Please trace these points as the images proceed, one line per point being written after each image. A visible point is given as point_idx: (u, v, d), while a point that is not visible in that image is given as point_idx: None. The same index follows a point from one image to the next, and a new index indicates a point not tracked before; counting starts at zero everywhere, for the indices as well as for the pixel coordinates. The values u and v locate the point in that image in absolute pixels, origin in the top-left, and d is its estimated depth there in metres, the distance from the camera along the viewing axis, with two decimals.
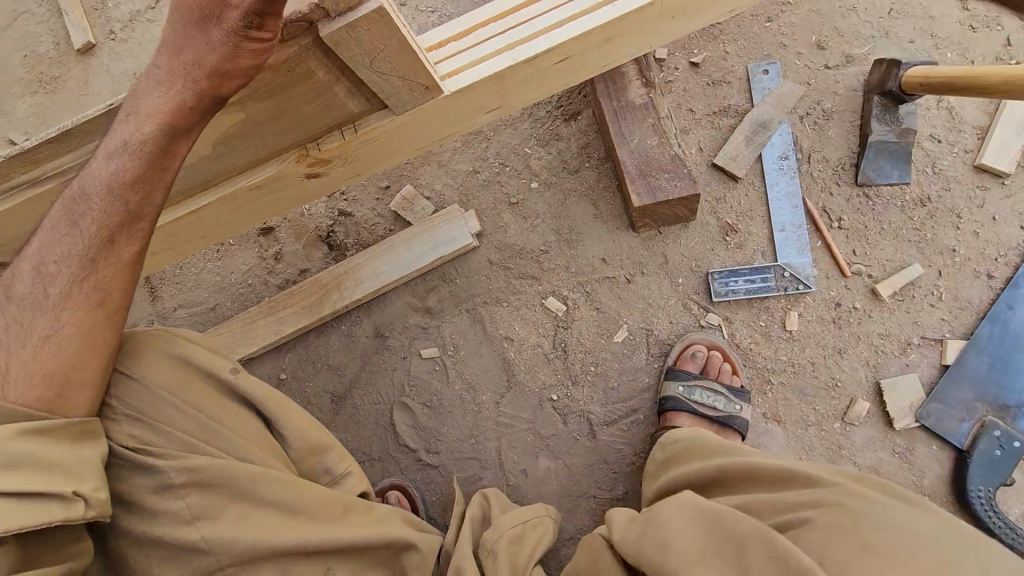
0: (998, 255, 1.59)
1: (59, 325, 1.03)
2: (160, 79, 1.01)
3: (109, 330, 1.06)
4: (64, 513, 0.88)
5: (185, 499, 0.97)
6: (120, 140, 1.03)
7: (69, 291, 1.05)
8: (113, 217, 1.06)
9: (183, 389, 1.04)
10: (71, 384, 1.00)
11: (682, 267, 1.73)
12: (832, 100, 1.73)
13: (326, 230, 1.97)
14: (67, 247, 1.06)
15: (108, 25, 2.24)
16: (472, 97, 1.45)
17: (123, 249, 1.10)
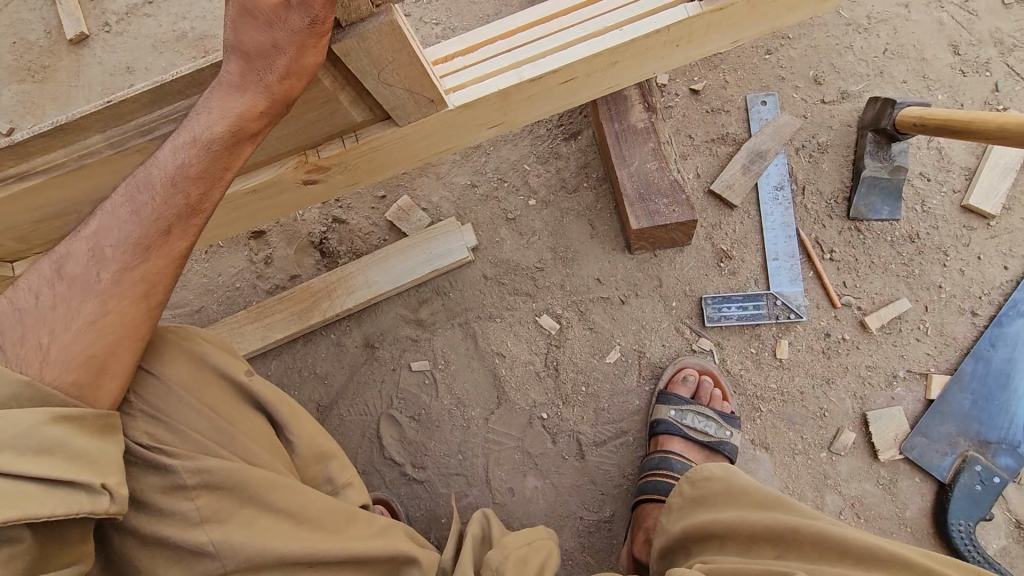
0: (982, 294, 1.63)
1: (105, 310, 0.99)
2: (232, 83, 0.98)
3: (148, 322, 1.03)
4: (89, 507, 0.86)
5: (196, 500, 0.96)
6: (187, 138, 1.01)
7: (120, 277, 1.01)
8: (172, 210, 1.04)
9: (197, 389, 1.04)
10: (106, 372, 0.97)
11: (676, 291, 1.74)
12: (827, 134, 1.77)
13: (319, 237, 1.94)
14: (124, 233, 1.02)
15: (103, 17, 2.20)
16: (476, 112, 1.45)
17: (177, 240, 1.06)
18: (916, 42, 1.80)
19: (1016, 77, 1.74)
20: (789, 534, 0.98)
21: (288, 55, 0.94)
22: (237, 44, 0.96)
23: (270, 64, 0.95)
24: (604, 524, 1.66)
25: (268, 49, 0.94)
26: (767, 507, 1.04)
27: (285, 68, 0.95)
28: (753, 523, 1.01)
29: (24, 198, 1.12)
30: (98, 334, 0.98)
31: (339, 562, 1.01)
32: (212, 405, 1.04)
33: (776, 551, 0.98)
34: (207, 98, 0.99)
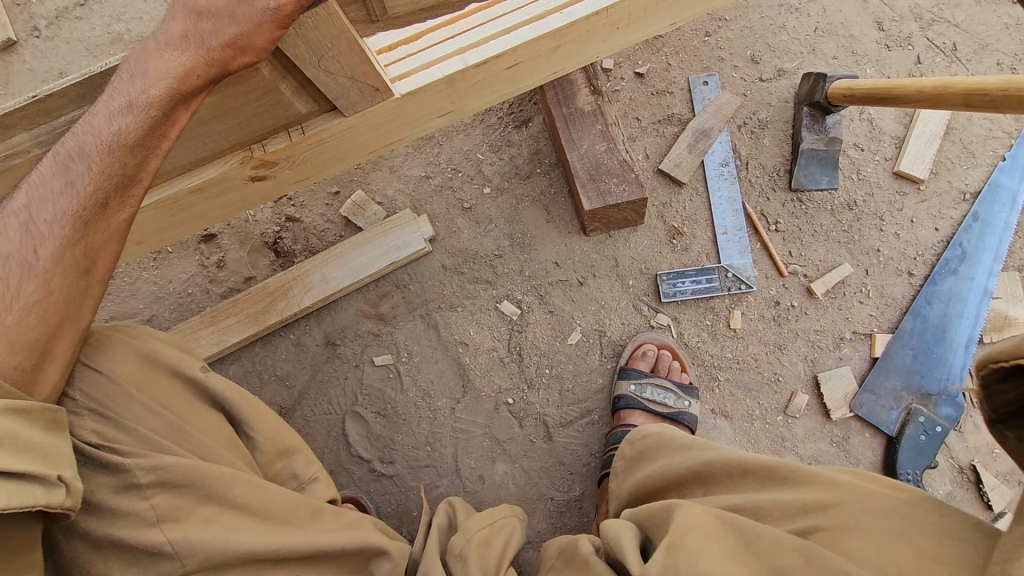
0: (917, 255, 1.72)
1: (50, 290, 0.96)
2: (173, 43, 0.95)
3: (86, 306, 1.02)
4: (45, 499, 0.81)
5: (150, 499, 0.93)
6: (122, 100, 0.95)
7: (60, 255, 0.97)
8: (111, 179, 0.98)
9: (151, 388, 1.02)
10: (49, 356, 0.95)
11: (632, 269, 1.78)
12: (766, 110, 1.83)
13: (272, 236, 1.91)
14: (61, 207, 0.97)
15: (32, 22, 2.11)
16: (422, 100, 1.45)
17: (120, 212, 1.02)
18: (843, 20, 1.89)
19: (937, 50, 1.84)
20: (707, 469, 1.00)
21: (237, 25, 0.91)
22: (194, 3, 0.94)
23: (220, 32, 0.92)
24: (574, 504, 1.68)
25: (225, 16, 0.92)
26: (694, 448, 1.07)
27: (231, 38, 0.91)
28: (677, 467, 1.05)
29: None
30: (35, 319, 0.94)
31: (303, 558, 0.98)
32: (168, 403, 1.02)
33: (701, 486, 1.01)
34: (147, 56, 0.95)
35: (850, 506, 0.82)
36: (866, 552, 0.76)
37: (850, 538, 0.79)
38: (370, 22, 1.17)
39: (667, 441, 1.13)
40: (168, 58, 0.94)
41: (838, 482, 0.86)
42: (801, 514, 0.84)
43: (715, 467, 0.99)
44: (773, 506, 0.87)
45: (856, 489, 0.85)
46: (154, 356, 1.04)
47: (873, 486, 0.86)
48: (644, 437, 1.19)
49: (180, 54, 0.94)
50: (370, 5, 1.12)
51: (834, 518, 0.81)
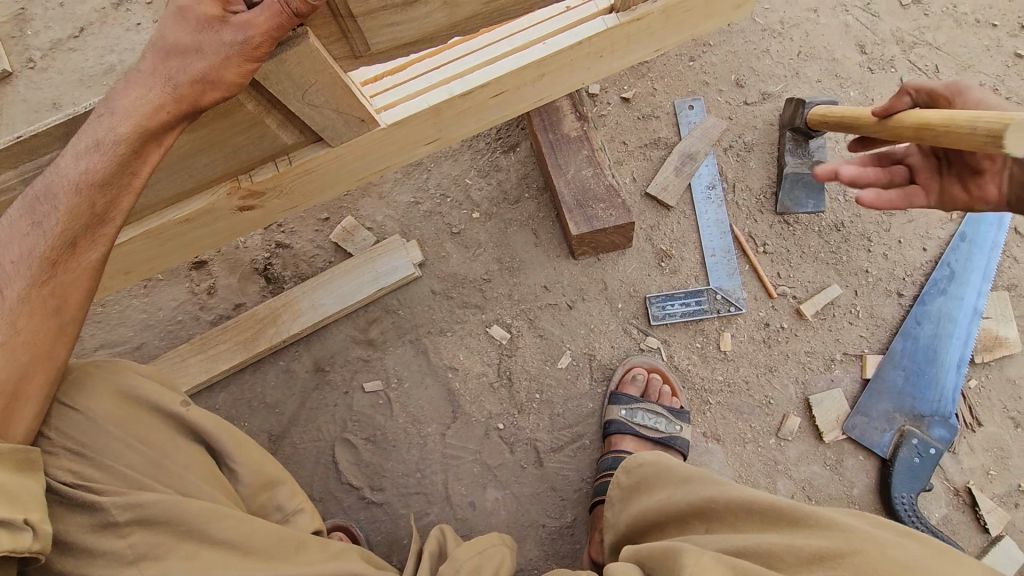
0: (906, 275, 1.72)
1: (17, 329, 0.95)
2: (142, 82, 0.96)
3: (62, 344, 1.00)
4: (10, 544, 0.79)
5: (128, 538, 0.91)
6: (90, 141, 0.95)
7: (29, 294, 0.97)
8: (78, 219, 0.98)
9: (130, 423, 1.02)
10: (20, 398, 0.94)
11: (621, 292, 1.78)
12: (752, 133, 1.85)
13: (262, 263, 1.91)
14: (30, 246, 0.96)
15: (26, 53, 2.14)
16: (408, 130, 1.46)
17: (89, 250, 1.02)
18: (826, 44, 1.91)
19: (919, 72, 1.86)
20: (712, 508, 1.03)
21: (205, 60, 0.92)
22: (160, 42, 0.95)
23: (186, 67, 0.93)
24: (567, 531, 1.66)
25: (192, 52, 0.93)
26: (698, 484, 1.10)
27: (199, 73, 0.93)
28: (680, 503, 1.08)
29: None
30: (7, 359, 0.94)
31: None
32: (149, 438, 1.02)
33: (704, 524, 1.04)
34: (115, 96, 0.96)
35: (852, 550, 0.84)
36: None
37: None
38: (353, 58, 1.20)
39: (671, 475, 1.17)
40: (138, 96, 0.95)
41: (846, 526, 0.88)
42: (806, 556, 0.86)
43: (720, 504, 1.02)
44: (782, 549, 0.88)
45: (865, 535, 0.87)
46: (132, 391, 1.03)
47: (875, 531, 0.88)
48: (640, 467, 1.24)
49: (147, 91, 0.95)
50: (353, 41, 1.15)
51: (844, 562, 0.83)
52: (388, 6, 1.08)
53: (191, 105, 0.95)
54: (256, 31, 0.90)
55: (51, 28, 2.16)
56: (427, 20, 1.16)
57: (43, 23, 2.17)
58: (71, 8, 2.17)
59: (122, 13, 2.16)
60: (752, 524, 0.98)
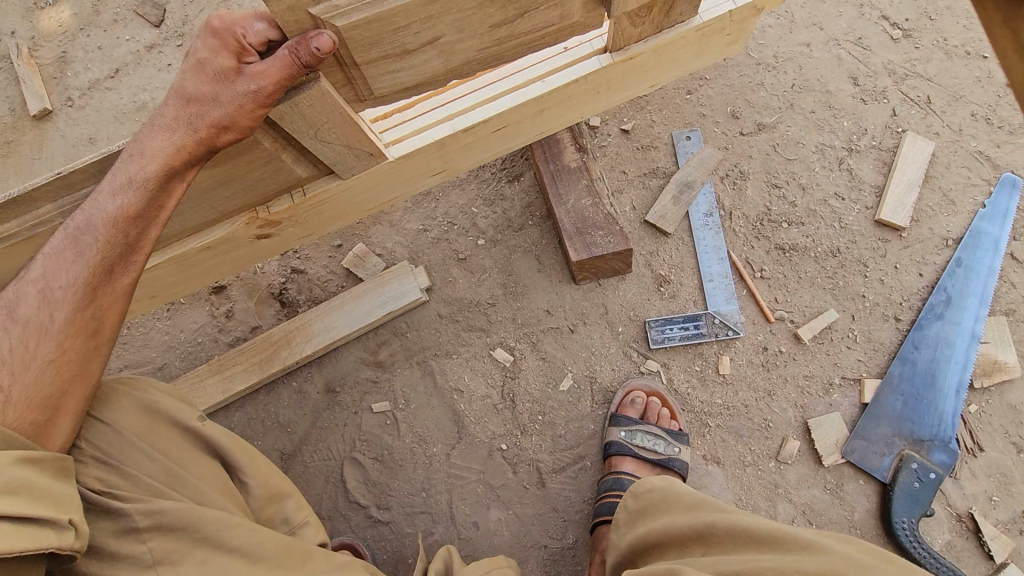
0: (903, 300, 1.75)
1: (63, 349, 1.03)
2: (164, 125, 1.04)
3: (96, 361, 1.09)
4: (58, 541, 0.86)
5: (148, 542, 0.98)
6: (124, 178, 1.03)
7: (72, 318, 1.04)
8: (114, 249, 1.05)
9: (150, 435, 1.09)
10: (60, 411, 1.02)
11: (621, 316, 1.83)
12: (748, 162, 1.91)
13: (278, 287, 2.01)
14: (72, 274, 1.03)
15: (66, 93, 2.30)
16: (416, 162, 1.56)
17: (123, 276, 1.09)
18: (819, 77, 1.98)
19: (911, 103, 1.92)
20: (712, 530, 1.08)
21: (221, 107, 1.02)
22: (180, 90, 1.04)
23: (204, 114, 1.03)
24: (568, 552, 1.68)
25: (209, 100, 1.03)
26: (702, 509, 1.15)
27: (216, 119, 1.03)
28: (681, 525, 1.12)
29: None
30: (49, 376, 1.01)
31: None
32: (167, 450, 1.09)
33: (703, 547, 1.07)
34: (143, 137, 1.04)
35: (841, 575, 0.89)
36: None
37: None
38: (360, 101, 1.28)
39: (674, 499, 1.21)
40: (160, 139, 1.03)
41: (832, 550, 0.95)
42: None
43: (722, 526, 1.07)
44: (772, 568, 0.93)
45: (851, 561, 0.93)
46: (159, 406, 1.12)
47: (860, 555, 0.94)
48: (648, 491, 1.27)
49: (169, 134, 1.03)
50: (357, 87, 1.23)
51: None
52: (389, 55, 1.16)
53: (209, 145, 1.04)
54: (268, 81, 1.00)
55: (89, 69, 2.32)
56: (425, 65, 1.24)
57: (81, 64, 2.33)
58: (108, 51, 2.34)
59: (155, 54, 2.31)
60: (748, 548, 1.02)
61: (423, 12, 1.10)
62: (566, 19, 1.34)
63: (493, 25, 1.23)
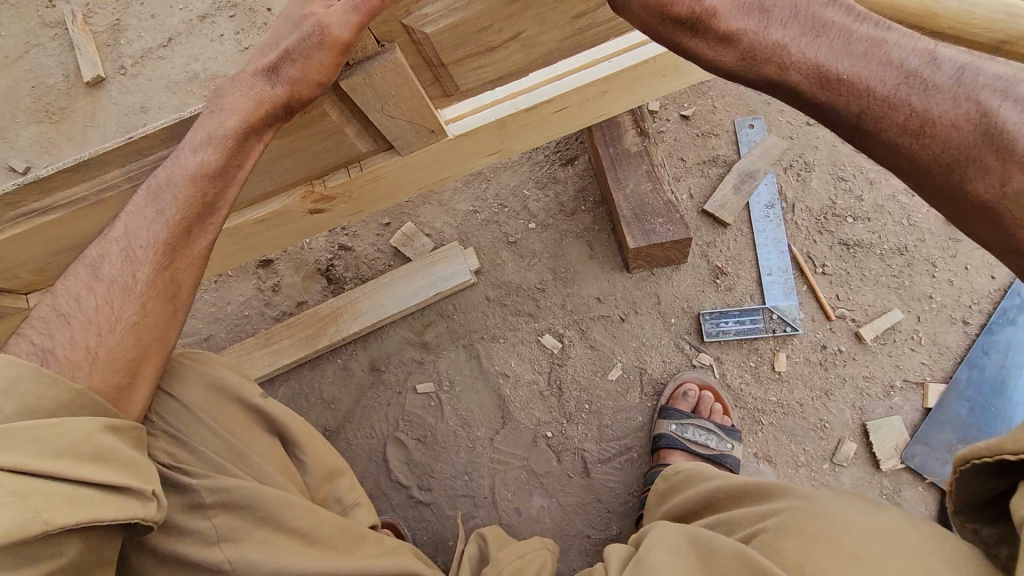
0: (972, 303, 1.67)
1: (145, 313, 1.00)
2: (245, 80, 1.02)
3: (173, 327, 1.04)
4: (141, 512, 0.80)
5: (213, 518, 0.93)
6: (203, 134, 1.01)
7: (154, 279, 1.02)
8: (193, 209, 1.03)
9: (216, 410, 1.04)
10: (139, 377, 0.98)
11: (674, 307, 1.79)
12: (813, 154, 1.84)
13: (325, 264, 2.00)
14: (153, 233, 1.01)
15: (119, 61, 2.30)
16: (474, 141, 1.53)
17: (201, 240, 1.06)
18: None
19: None
20: (717, 498, 1.08)
21: (293, 59, 0.96)
22: (269, 41, 1.01)
23: (281, 70, 0.97)
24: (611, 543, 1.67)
25: (286, 55, 0.97)
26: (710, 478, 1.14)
27: (289, 72, 0.97)
28: (695, 496, 1.13)
29: (44, 230, 1.26)
30: (130, 340, 0.98)
31: None
32: (228, 427, 1.03)
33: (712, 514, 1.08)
34: (224, 93, 1.01)
35: (802, 512, 0.89)
36: (798, 554, 0.84)
37: (787, 538, 0.87)
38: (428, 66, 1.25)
39: (698, 476, 1.18)
40: (239, 93, 1.01)
41: (804, 492, 0.94)
42: (760, 520, 0.93)
43: (727, 491, 1.06)
44: (741, 515, 0.96)
45: (824, 502, 0.91)
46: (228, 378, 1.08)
47: (838, 500, 0.92)
48: (676, 473, 1.24)
49: (249, 89, 1.00)
50: (426, 51, 1.19)
51: (783, 518, 0.90)
52: (473, 53, 1.25)
53: (285, 103, 1.00)
54: (342, 28, 0.90)
55: (142, 38, 2.32)
56: (506, 61, 1.34)
57: (135, 33, 2.33)
58: (161, 19, 2.33)
59: (207, 24, 2.29)
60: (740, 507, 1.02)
61: (505, 11, 1.18)
62: None
63: (571, 17, 1.29)
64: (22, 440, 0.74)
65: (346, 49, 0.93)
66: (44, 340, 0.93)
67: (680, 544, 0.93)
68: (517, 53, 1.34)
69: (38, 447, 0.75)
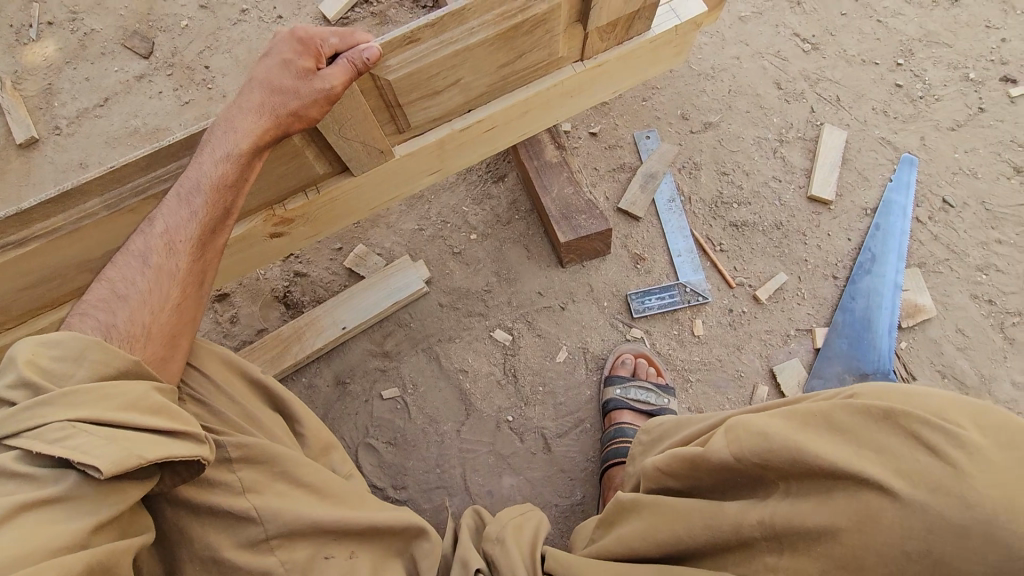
0: (837, 261, 2.06)
1: (183, 296, 1.16)
2: (251, 109, 1.19)
3: (199, 308, 1.21)
4: (198, 450, 0.92)
5: (237, 472, 1.05)
6: (221, 151, 1.17)
7: (189, 268, 1.18)
8: (215, 213, 1.20)
9: (230, 382, 1.22)
10: (177, 349, 1.14)
11: (606, 292, 2.06)
12: (699, 155, 2.22)
13: (282, 291, 2.11)
14: (186, 230, 1.17)
15: (53, 122, 2.37)
16: (417, 161, 1.76)
17: (219, 237, 1.24)
18: (750, 83, 2.33)
19: (825, 101, 2.29)
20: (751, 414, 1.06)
21: (300, 99, 1.17)
22: (266, 82, 1.20)
23: (285, 103, 1.18)
24: (577, 507, 1.83)
25: (290, 93, 1.18)
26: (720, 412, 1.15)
27: (293, 109, 1.18)
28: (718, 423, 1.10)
29: (21, 262, 1.33)
30: (173, 317, 1.13)
31: (362, 531, 1.11)
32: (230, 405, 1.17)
33: None
34: (233, 118, 1.18)
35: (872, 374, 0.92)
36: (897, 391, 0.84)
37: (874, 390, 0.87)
38: (387, 107, 1.52)
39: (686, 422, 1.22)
40: (247, 122, 1.18)
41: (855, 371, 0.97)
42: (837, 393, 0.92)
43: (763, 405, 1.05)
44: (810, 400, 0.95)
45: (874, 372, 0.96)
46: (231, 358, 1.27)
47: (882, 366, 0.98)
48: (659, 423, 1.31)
49: (257, 118, 1.18)
50: (385, 93, 1.46)
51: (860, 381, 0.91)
52: (423, 96, 1.53)
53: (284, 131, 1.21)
54: (338, 81, 1.17)
55: (77, 99, 2.40)
56: (447, 102, 1.61)
57: (69, 95, 2.41)
58: (96, 81, 2.43)
59: (145, 83, 2.42)
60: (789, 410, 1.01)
61: (449, 63, 1.47)
62: (551, 57, 1.69)
63: (499, 66, 1.59)
64: (97, 399, 0.86)
65: (339, 96, 1.19)
66: (106, 317, 1.06)
67: (773, 424, 0.88)
68: (455, 96, 1.62)
69: (114, 402, 0.88)
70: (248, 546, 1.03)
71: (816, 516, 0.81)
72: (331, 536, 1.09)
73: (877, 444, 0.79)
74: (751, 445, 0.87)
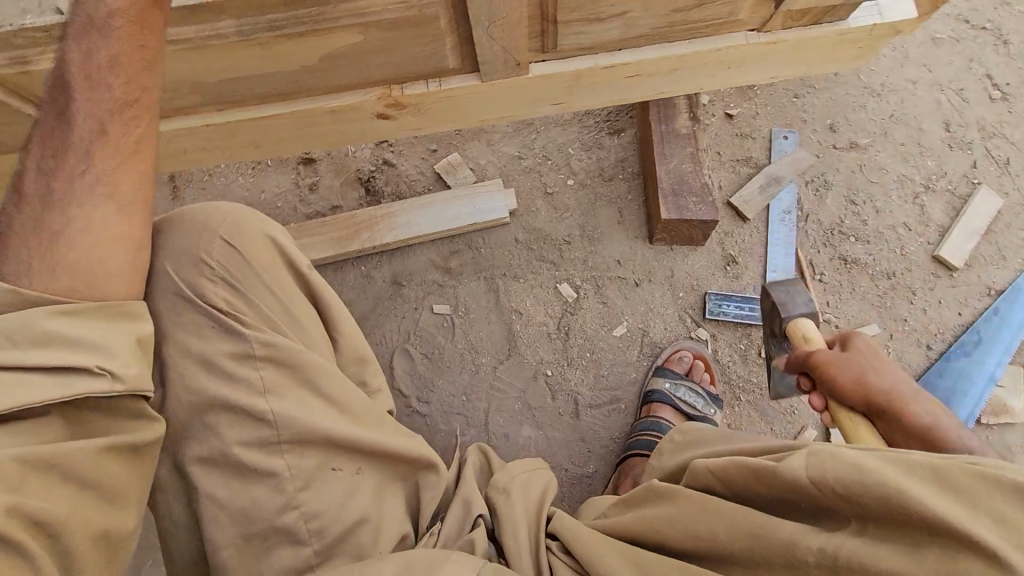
0: (938, 332, 1.90)
1: (106, 134, 0.93)
2: None
3: (141, 163, 0.95)
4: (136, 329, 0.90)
5: (260, 370, 1.00)
6: None
7: (117, 100, 0.94)
8: (121, 25, 0.94)
9: (269, 268, 1.06)
10: (118, 207, 0.92)
11: (684, 284, 1.95)
12: (834, 174, 2.03)
13: (366, 175, 2.07)
14: (113, 55, 0.94)
15: None
16: (546, 86, 1.65)
17: (152, 62, 0.96)
18: (917, 114, 2.09)
19: (992, 160, 2.05)
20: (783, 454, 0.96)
21: None
22: None
23: None
24: (586, 479, 1.81)
25: None
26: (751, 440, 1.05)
27: None
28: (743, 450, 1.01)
29: None
30: (98, 167, 0.92)
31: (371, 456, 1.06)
32: (281, 286, 1.07)
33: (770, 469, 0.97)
34: None
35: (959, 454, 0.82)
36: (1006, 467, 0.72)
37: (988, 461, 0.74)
38: (542, 19, 1.41)
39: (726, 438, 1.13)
40: None
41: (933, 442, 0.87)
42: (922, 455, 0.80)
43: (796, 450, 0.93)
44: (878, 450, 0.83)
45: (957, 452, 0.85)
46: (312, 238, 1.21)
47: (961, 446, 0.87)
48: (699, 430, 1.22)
49: None
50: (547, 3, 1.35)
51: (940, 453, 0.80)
52: (583, 19, 1.42)
53: None
54: None
55: None
56: (604, 33, 1.49)
57: None
58: None
59: None
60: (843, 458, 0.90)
61: None
62: (731, 16, 1.52)
63: (671, 10, 1.45)
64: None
65: None
66: (32, 166, 0.93)
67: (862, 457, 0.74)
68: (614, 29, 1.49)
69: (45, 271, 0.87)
70: (259, 445, 0.98)
71: (891, 565, 0.68)
72: (340, 450, 1.03)
73: (968, 492, 0.68)
74: (840, 474, 0.73)
